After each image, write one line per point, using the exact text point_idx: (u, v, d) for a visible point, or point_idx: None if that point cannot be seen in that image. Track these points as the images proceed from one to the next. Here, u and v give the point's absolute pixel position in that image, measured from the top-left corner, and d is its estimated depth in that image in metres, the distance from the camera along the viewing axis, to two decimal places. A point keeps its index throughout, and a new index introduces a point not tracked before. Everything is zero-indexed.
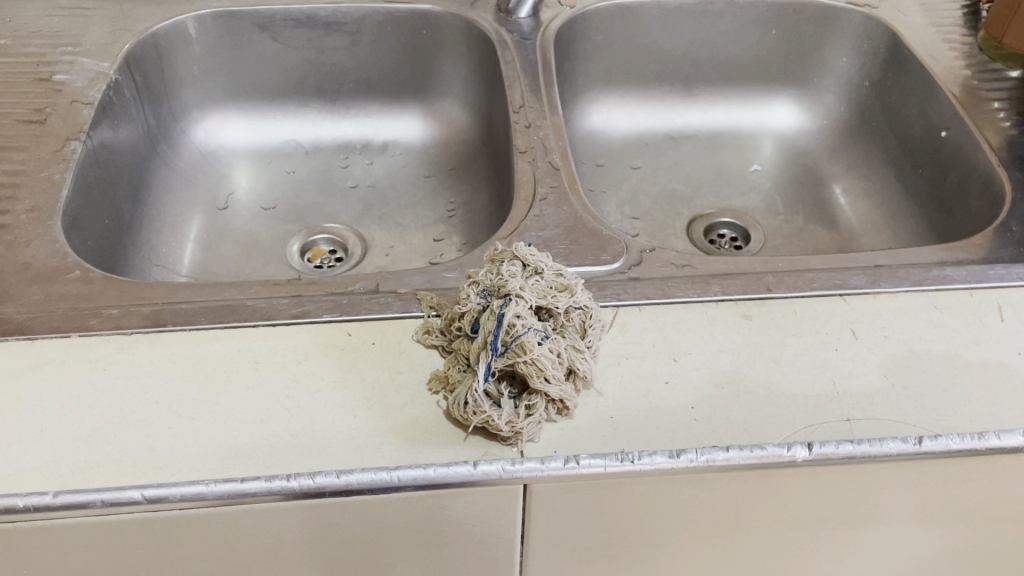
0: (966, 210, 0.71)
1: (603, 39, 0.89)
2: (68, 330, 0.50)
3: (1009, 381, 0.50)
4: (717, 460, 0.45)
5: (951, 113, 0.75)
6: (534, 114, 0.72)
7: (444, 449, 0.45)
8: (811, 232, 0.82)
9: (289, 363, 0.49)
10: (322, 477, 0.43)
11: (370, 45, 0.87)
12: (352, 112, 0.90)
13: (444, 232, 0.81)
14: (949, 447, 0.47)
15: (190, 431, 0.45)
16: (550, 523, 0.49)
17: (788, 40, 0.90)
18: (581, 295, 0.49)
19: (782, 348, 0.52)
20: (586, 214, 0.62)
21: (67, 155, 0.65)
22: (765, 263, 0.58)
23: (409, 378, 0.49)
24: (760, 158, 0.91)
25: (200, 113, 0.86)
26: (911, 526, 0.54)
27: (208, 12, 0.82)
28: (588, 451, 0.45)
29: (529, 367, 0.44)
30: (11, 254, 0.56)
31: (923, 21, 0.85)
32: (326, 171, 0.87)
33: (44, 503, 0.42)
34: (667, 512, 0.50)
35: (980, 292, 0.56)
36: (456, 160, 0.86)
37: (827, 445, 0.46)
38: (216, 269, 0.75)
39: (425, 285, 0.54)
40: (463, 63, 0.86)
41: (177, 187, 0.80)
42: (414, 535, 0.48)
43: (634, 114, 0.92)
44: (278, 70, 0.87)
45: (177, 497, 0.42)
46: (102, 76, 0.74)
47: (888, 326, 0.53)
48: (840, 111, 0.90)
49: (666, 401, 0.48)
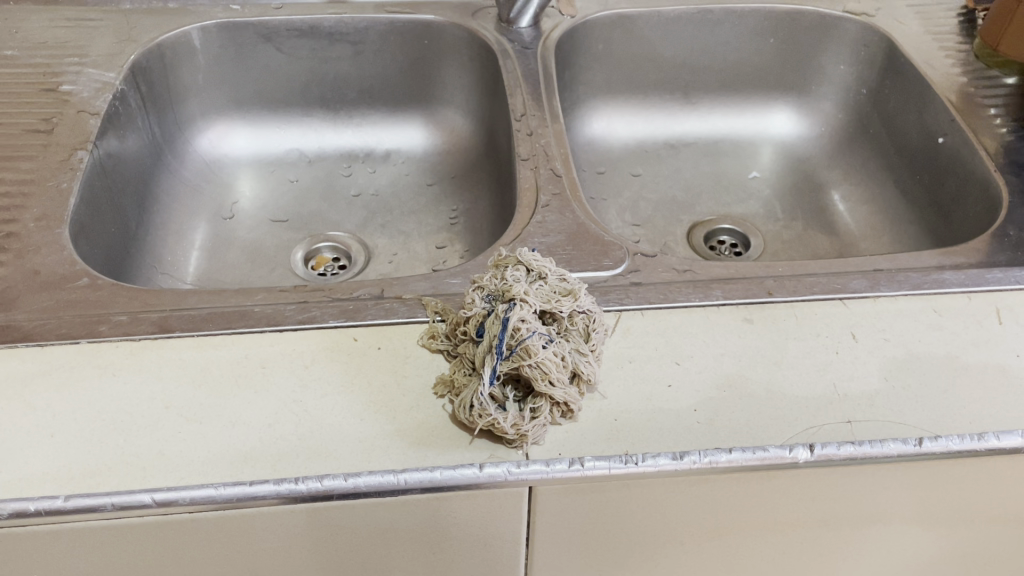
0: (964, 216, 0.72)
1: (603, 49, 0.90)
2: (77, 336, 0.51)
3: (1007, 382, 0.51)
4: (720, 461, 0.46)
5: (948, 119, 0.76)
6: (536, 122, 0.73)
7: (450, 452, 0.46)
8: (811, 237, 0.83)
9: (296, 367, 0.50)
10: (330, 480, 0.44)
11: (372, 55, 0.88)
12: (354, 122, 0.91)
13: (446, 239, 0.81)
14: (949, 448, 0.47)
15: (200, 435, 0.46)
16: (554, 526, 0.50)
17: (786, 48, 0.91)
18: (585, 299, 0.49)
19: (784, 350, 0.52)
20: (589, 220, 0.63)
21: (74, 165, 0.65)
22: (766, 268, 0.59)
23: (415, 382, 0.49)
24: (759, 164, 0.92)
25: (205, 122, 0.87)
26: (912, 527, 0.54)
27: (212, 24, 0.83)
28: (593, 453, 0.46)
29: (534, 371, 0.45)
30: (20, 262, 0.57)
31: (919, 29, 0.86)
32: (329, 179, 0.88)
33: (56, 507, 0.42)
34: (670, 514, 0.50)
35: (978, 295, 0.57)
36: (458, 168, 0.87)
37: (829, 446, 0.47)
38: (221, 276, 0.76)
39: (430, 290, 0.55)
40: (465, 72, 0.87)
41: (181, 195, 0.81)
42: (419, 538, 0.49)
43: (634, 122, 0.93)
44: (282, 80, 0.88)
45: (187, 500, 0.43)
46: (108, 87, 0.75)
47: (888, 329, 0.54)
48: (838, 119, 0.92)
49: (669, 403, 0.49)
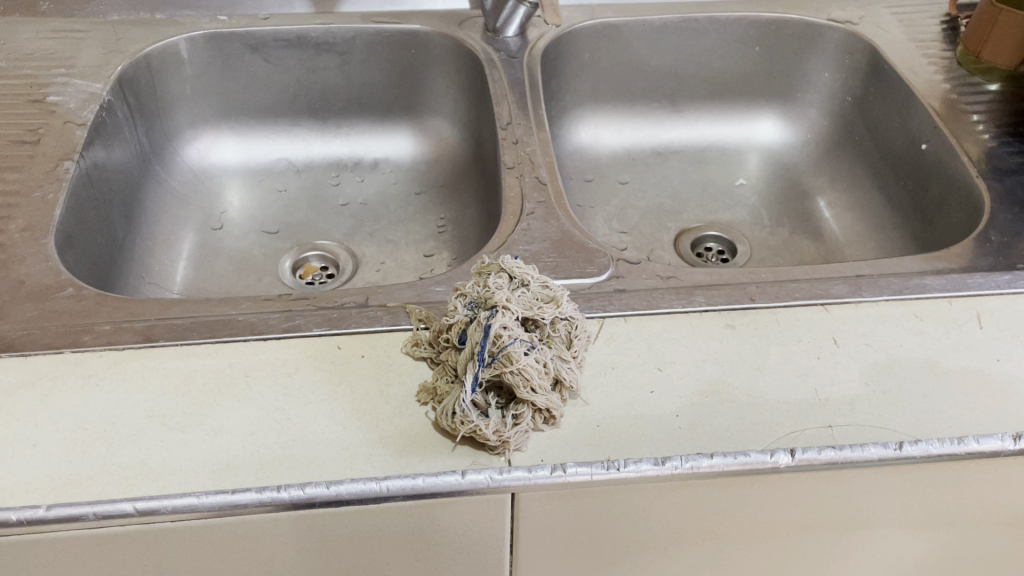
0: (947, 221, 0.73)
1: (589, 57, 0.91)
2: (61, 346, 0.51)
3: (988, 387, 0.51)
4: (702, 466, 0.46)
5: (930, 126, 0.76)
6: (521, 131, 0.74)
7: (433, 459, 0.46)
8: (796, 244, 0.84)
9: (280, 375, 0.50)
10: (313, 487, 0.44)
11: (360, 64, 0.88)
12: (343, 131, 0.91)
13: (434, 248, 0.82)
14: (930, 452, 0.47)
15: (182, 444, 0.46)
16: (537, 532, 0.50)
17: (770, 56, 0.92)
18: (567, 306, 0.49)
19: (766, 356, 0.53)
20: (574, 228, 0.63)
21: (61, 176, 0.66)
22: (748, 274, 0.59)
23: (398, 390, 0.49)
24: (746, 172, 0.92)
25: (193, 132, 0.87)
26: (897, 531, 0.55)
27: (200, 34, 0.84)
28: (574, 459, 0.46)
29: (516, 377, 0.45)
30: (5, 272, 0.57)
31: (902, 37, 0.88)
32: (317, 189, 0.88)
33: (37, 517, 0.42)
34: (654, 519, 0.50)
35: (959, 300, 0.57)
36: (446, 176, 0.88)
37: (809, 451, 0.47)
38: (208, 285, 0.76)
39: (415, 298, 0.55)
40: (453, 81, 0.88)
41: (168, 204, 0.81)
42: (403, 545, 0.49)
43: (622, 130, 0.94)
44: (270, 90, 0.89)
45: (169, 509, 0.43)
46: (95, 97, 0.75)
47: (868, 334, 0.55)
48: (824, 126, 0.92)
49: (652, 409, 0.49)
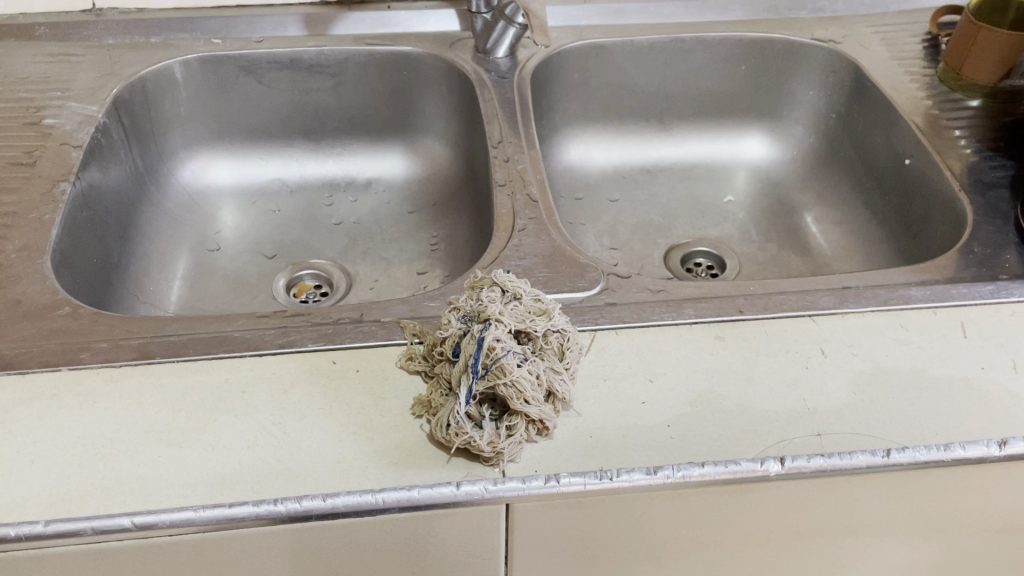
0: (931, 235, 0.74)
1: (578, 77, 0.93)
2: (58, 364, 0.51)
3: (973, 395, 0.52)
4: (693, 475, 0.47)
5: (913, 142, 0.78)
6: (512, 149, 0.75)
7: (428, 471, 0.46)
8: (785, 258, 0.85)
9: (276, 390, 0.50)
10: (309, 500, 0.44)
11: (352, 86, 0.90)
12: (336, 151, 0.92)
13: (427, 265, 0.83)
14: (917, 458, 0.48)
15: (180, 459, 0.46)
16: (531, 543, 0.50)
17: (756, 75, 0.94)
18: (559, 318, 0.50)
19: (755, 366, 0.54)
20: (564, 244, 0.64)
21: (56, 197, 0.66)
22: (736, 287, 0.60)
23: (393, 404, 0.50)
24: (734, 188, 0.94)
25: (187, 154, 0.88)
26: (887, 539, 0.56)
27: (194, 57, 0.85)
28: (568, 469, 0.47)
29: (509, 389, 0.46)
30: (2, 292, 0.57)
31: (883, 55, 0.90)
32: (311, 209, 0.89)
33: (36, 532, 0.43)
34: (647, 529, 0.51)
35: (943, 310, 0.58)
36: (438, 195, 0.89)
37: (799, 459, 0.48)
38: (202, 304, 0.76)
39: (408, 314, 0.56)
40: (444, 101, 0.89)
41: (163, 225, 0.82)
42: (400, 557, 0.49)
43: (611, 148, 0.96)
44: (264, 111, 0.90)
45: (166, 523, 0.43)
46: (91, 120, 0.76)
47: (855, 344, 0.56)
48: (809, 143, 0.94)
49: (643, 419, 0.50)
